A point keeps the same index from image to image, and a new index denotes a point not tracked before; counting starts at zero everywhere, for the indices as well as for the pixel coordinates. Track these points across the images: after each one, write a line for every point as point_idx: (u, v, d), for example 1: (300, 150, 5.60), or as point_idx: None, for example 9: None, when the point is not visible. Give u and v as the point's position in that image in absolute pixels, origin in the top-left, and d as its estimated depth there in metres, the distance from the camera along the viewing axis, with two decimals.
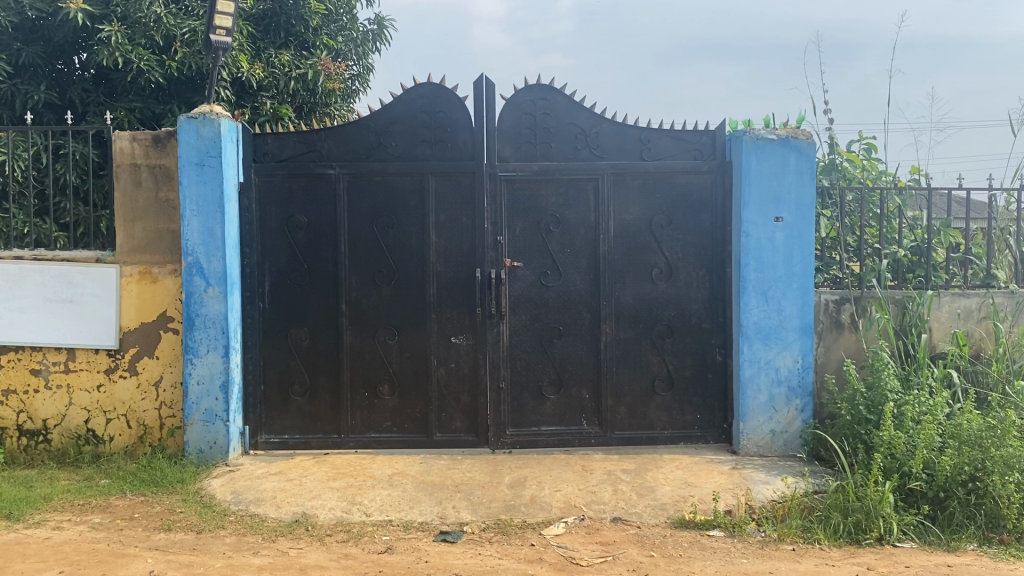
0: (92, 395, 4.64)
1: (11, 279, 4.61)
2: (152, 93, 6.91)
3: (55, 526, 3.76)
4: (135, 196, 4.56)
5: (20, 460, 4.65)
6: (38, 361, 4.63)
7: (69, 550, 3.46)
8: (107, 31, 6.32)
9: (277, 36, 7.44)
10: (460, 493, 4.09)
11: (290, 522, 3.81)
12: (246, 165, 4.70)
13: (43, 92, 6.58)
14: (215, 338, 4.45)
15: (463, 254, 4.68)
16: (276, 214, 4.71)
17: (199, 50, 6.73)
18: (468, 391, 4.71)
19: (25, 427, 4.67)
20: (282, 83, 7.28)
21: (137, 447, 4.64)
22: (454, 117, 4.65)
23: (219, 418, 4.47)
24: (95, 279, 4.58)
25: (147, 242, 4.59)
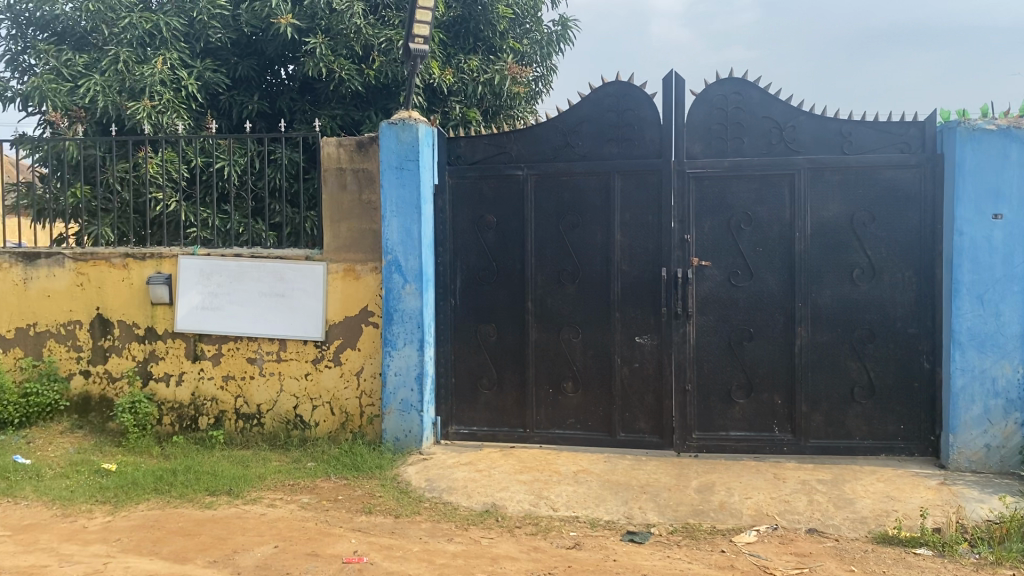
0: (301, 383, 4.97)
1: (232, 275, 5.03)
2: (352, 100, 7.31)
3: (269, 503, 4.05)
4: (342, 198, 4.85)
5: (237, 440, 5.05)
6: (254, 350, 5.02)
7: (282, 527, 3.72)
8: (313, 44, 6.76)
9: (466, 42, 7.67)
10: (647, 494, 4.05)
11: (482, 512, 3.92)
12: (442, 168, 4.89)
13: (256, 102, 7.15)
14: (411, 332, 4.66)
15: (650, 253, 4.62)
16: (468, 214, 4.87)
17: (395, 59, 7.01)
18: (652, 392, 4.66)
19: (242, 411, 5.07)
20: (470, 87, 7.51)
21: (340, 433, 4.92)
22: (642, 115, 4.61)
23: (414, 408, 4.67)
24: (305, 276, 4.92)
25: (351, 241, 4.87)
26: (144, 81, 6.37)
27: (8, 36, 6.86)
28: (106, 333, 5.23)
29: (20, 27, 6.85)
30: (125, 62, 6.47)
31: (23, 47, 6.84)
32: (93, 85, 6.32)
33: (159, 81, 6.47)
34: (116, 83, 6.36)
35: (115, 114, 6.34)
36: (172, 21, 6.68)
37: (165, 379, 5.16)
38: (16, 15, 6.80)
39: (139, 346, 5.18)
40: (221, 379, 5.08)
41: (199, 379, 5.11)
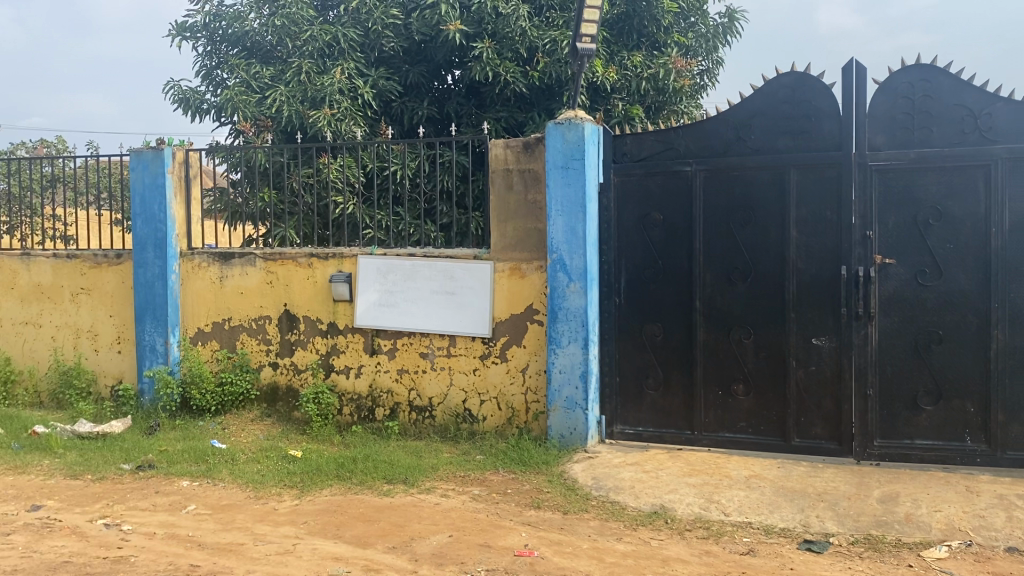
0: (469, 378, 5.10)
1: (405, 273, 5.24)
2: (516, 101, 7.43)
3: (442, 493, 4.19)
4: (509, 198, 4.94)
5: (410, 431, 5.25)
6: (425, 346, 5.20)
7: (456, 517, 3.84)
8: (480, 49, 6.92)
9: (630, 39, 7.62)
10: (825, 502, 3.87)
11: (650, 513, 3.88)
12: (607, 166, 4.88)
13: (426, 108, 7.40)
14: (576, 330, 4.67)
15: (828, 250, 4.42)
16: (634, 212, 4.84)
17: (559, 59, 7.06)
18: (830, 396, 4.45)
19: (414, 403, 5.26)
20: (634, 84, 7.45)
21: (507, 428, 5.01)
22: (819, 106, 4.42)
23: (579, 406, 4.69)
24: (473, 274, 5.04)
25: (517, 240, 4.94)
26: (324, 91, 6.71)
27: (204, 52, 7.42)
28: (291, 328, 5.57)
29: (214, 43, 7.40)
30: (308, 73, 6.87)
31: (217, 62, 7.38)
32: (279, 95, 6.75)
33: (338, 90, 6.80)
34: (299, 93, 6.76)
35: (298, 122, 6.75)
36: (349, 32, 7.02)
37: (345, 371, 5.44)
38: (211, 33, 7.36)
39: (322, 340, 5.49)
40: (396, 372, 5.29)
41: (375, 371, 5.35)
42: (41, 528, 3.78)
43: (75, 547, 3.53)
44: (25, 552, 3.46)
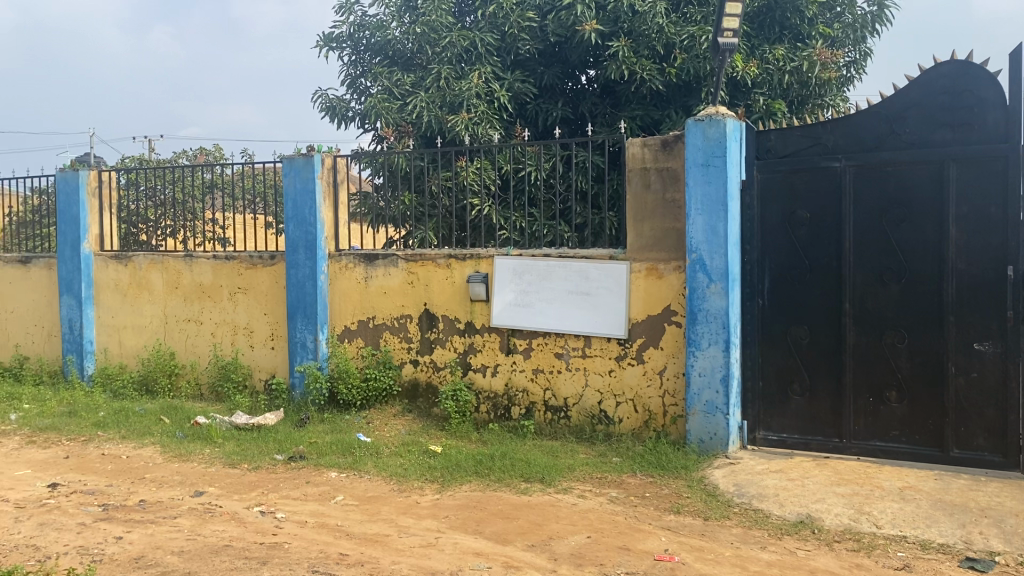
0: (605, 379, 5.07)
1: (541, 274, 5.27)
2: (652, 99, 7.33)
3: (579, 494, 4.19)
4: (646, 197, 4.89)
5: (546, 431, 5.28)
6: (561, 346, 5.21)
7: (594, 518, 3.82)
8: (616, 47, 6.88)
9: (772, 32, 7.40)
10: (988, 519, 3.63)
11: (796, 522, 3.75)
12: (749, 163, 4.76)
13: (561, 109, 7.42)
14: (717, 332, 4.57)
15: (992, 249, 4.14)
16: (778, 210, 4.69)
17: (698, 55, 6.85)
18: (994, 405, 4.17)
19: (550, 403, 5.29)
20: (775, 78, 7.22)
21: (644, 431, 4.96)
22: (983, 96, 4.15)
23: (719, 410, 4.58)
24: (609, 275, 5.02)
25: (654, 240, 4.88)
26: (462, 95, 6.87)
27: (349, 62, 7.71)
28: (431, 327, 5.71)
29: (358, 53, 7.67)
30: (446, 78, 7.04)
31: (361, 71, 7.65)
32: (419, 101, 6.95)
33: (475, 95, 6.94)
34: (438, 98, 6.95)
35: (437, 126, 6.92)
36: (485, 37, 7.14)
37: (482, 370, 5.52)
38: (355, 42, 7.63)
39: (460, 339, 5.60)
40: (532, 372, 5.33)
41: (511, 370, 5.41)
42: (204, 512, 4.03)
43: (235, 532, 3.74)
44: (190, 534, 3.69)
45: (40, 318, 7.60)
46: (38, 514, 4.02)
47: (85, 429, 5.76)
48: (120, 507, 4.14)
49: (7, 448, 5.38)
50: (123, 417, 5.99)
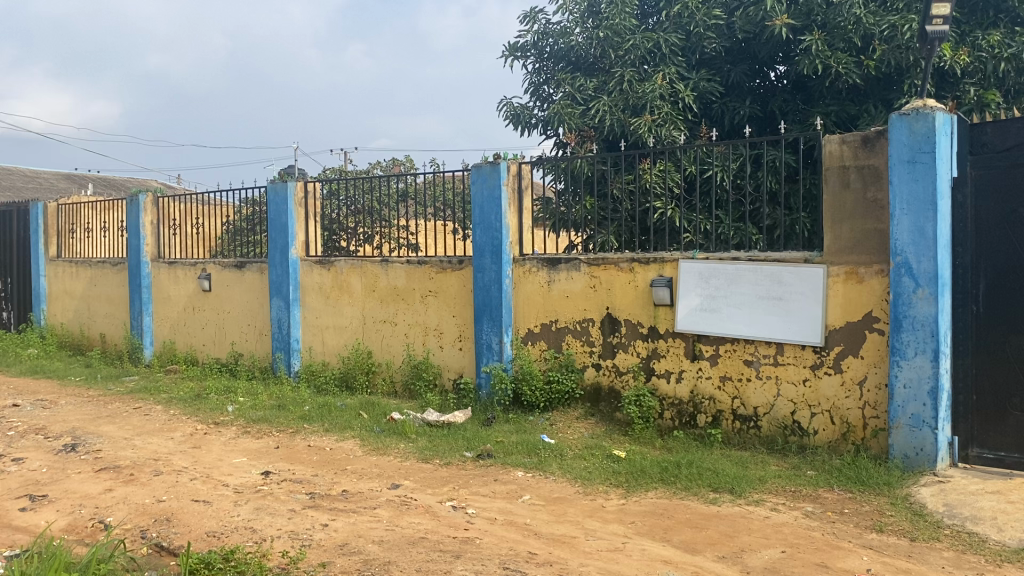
0: (799, 389, 4.87)
1: (730, 278, 5.14)
2: (848, 94, 6.97)
3: (772, 507, 4.04)
4: (844, 197, 4.66)
5: (735, 440, 5.13)
6: (751, 353, 5.06)
7: (788, 533, 3.68)
8: (809, 41, 6.58)
9: (984, 17, 6.85)
10: None
11: (1017, 549, 3.43)
12: (962, 159, 4.42)
13: (749, 107, 7.18)
14: (925, 341, 4.27)
15: None
16: (996, 209, 4.31)
17: (900, 45, 6.42)
18: None
19: (739, 412, 5.13)
20: (989, 66, 6.65)
21: (841, 444, 4.72)
22: None
23: (927, 424, 4.28)
24: (803, 279, 4.81)
25: (854, 243, 4.63)
26: (646, 98, 6.83)
27: (533, 70, 7.84)
28: (614, 331, 5.70)
29: (542, 60, 7.77)
30: (630, 81, 7.01)
31: (544, 78, 7.76)
32: (602, 105, 6.97)
33: (659, 96, 6.87)
34: (621, 102, 6.94)
35: (620, 129, 6.92)
36: (670, 37, 7.06)
37: (666, 376, 5.45)
38: (540, 50, 7.75)
39: (643, 344, 5.55)
40: (719, 379, 5.20)
41: (697, 377, 5.30)
42: (400, 505, 4.22)
43: (429, 525, 3.89)
44: (389, 525, 3.88)
45: (253, 318, 8.25)
46: (254, 498, 4.36)
47: (293, 421, 6.20)
48: (325, 496, 4.41)
49: (227, 437, 5.87)
50: (326, 411, 6.39)
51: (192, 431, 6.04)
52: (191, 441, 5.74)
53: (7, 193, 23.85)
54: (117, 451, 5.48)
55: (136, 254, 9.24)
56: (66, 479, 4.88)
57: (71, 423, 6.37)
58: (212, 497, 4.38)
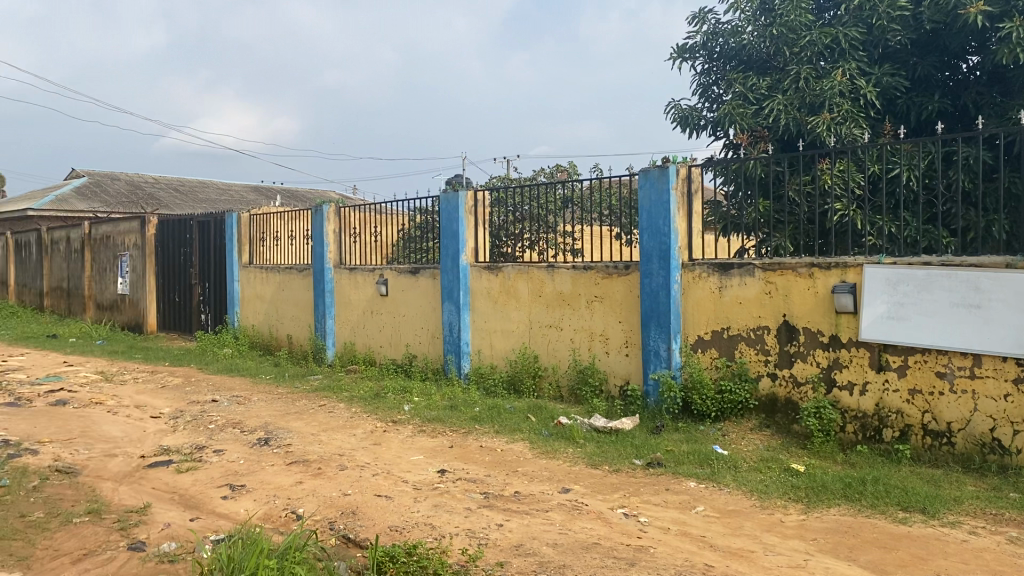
0: (999, 404, 4.55)
1: (920, 284, 4.86)
2: None
3: (970, 530, 3.77)
4: None
5: (925, 458, 4.82)
6: (943, 364, 4.75)
7: (990, 559, 3.42)
8: (1009, 28, 6.05)
9: None
10: None
11: None
12: None
13: (938, 101, 6.73)
14: None
15: None
16: None
17: None
18: None
19: (930, 427, 4.83)
20: None
21: None
22: None
23: None
24: (1003, 285, 4.55)
25: None
26: (824, 95, 6.56)
27: (702, 71, 7.67)
28: (791, 339, 5.49)
29: (712, 61, 7.61)
30: (806, 79, 6.76)
31: (714, 79, 7.58)
32: (776, 105, 6.76)
33: (838, 93, 6.57)
34: (797, 100, 6.71)
35: (796, 129, 6.68)
36: (850, 32, 6.73)
37: (848, 387, 5.20)
38: (709, 51, 7.59)
39: (823, 353, 5.32)
40: (907, 392, 4.91)
41: (883, 389, 5.02)
42: (572, 509, 4.25)
43: (602, 531, 3.90)
44: (562, 528, 3.92)
45: (426, 321, 8.56)
46: (432, 496, 4.53)
47: (465, 422, 6.38)
48: (499, 496, 4.51)
49: (404, 435, 6.13)
50: (496, 414, 6.54)
51: (372, 429, 6.34)
52: (371, 438, 6.03)
53: (203, 204, 25.90)
54: (305, 445, 5.84)
55: (319, 260, 9.80)
56: (262, 471, 5.25)
57: (264, 418, 6.85)
58: (392, 493, 4.58)
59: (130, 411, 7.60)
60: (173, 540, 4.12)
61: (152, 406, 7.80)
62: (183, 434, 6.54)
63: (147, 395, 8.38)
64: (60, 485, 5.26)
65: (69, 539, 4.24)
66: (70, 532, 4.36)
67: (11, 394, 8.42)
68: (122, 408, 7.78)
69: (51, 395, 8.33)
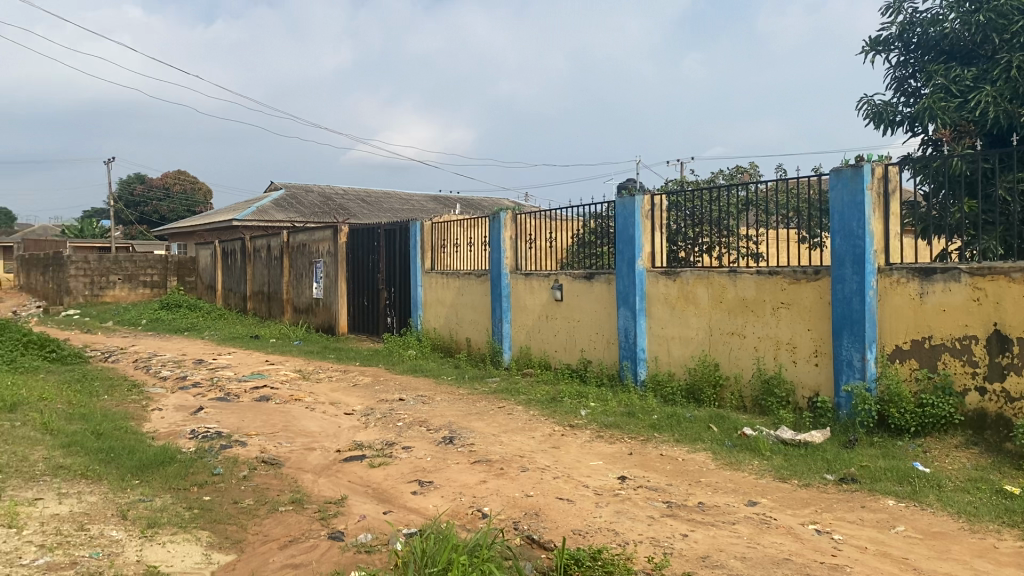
0: None
1: None
2: None
3: None
4: None
5: None
6: None
7: None
8: None
9: None
10: None
11: None
12: None
13: None
14: None
15: None
16: None
17: None
18: None
19: None
20: None
21: None
22: None
23: None
24: None
25: None
26: None
27: (898, 63, 7.24)
28: (1003, 351, 5.12)
29: (909, 52, 7.16)
30: (1018, 67, 6.23)
31: (911, 71, 7.13)
32: (984, 97, 6.26)
33: None
34: (1008, 91, 6.19)
35: (1007, 122, 6.17)
36: None
37: None
38: (906, 41, 7.15)
39: None
40: None
41: None
42: (760, 523, 4.11)
43: (794, 547, 3.75)
44: (750, 542, 3.80)
45: (601, 327, 8.56)
46: (614, 502, 4.52)
47: (645, 429, 6.33)
48: (682, 506, 4.44)
49: (583, 439, 6.16)
50: (675, 421, 6.44)
51: (551, 432, 6.42)
52: (551, 441, 6.11)
53: (386, 214, 27.16)
54: (487, 446, 5.99)
55: (497, 266, 10.04)
56: (447, 469, 5.44)
57: (447, 418, 7.09)
58: (574, 497, 4.62)
59: (325, 407, 8.09)
60: (368, 532, 4.35)
61: (344, 404, 8.27)
62: (373, 431, 6.89)
63: (340, 393, 8.90)
64: (266, 474, 5.68)
65: (276, 526, 4.57)
66: (277, 519, 4.70)
67: (222, 389, 9.18)
68: (317, 404, 8.30)
69: (256, 391, 9.02)
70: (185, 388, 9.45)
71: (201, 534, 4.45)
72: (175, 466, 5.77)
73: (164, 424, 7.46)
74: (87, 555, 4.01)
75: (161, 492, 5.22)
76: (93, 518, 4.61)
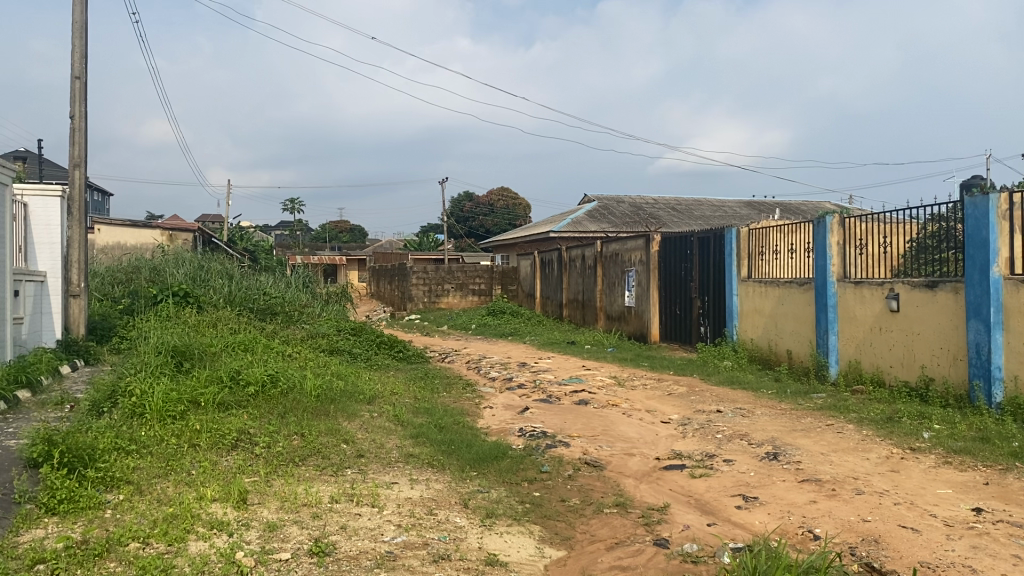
0: None
1: None
2: None
3: None
4: None
5: None
6: None
7: None
8: None
9: None
10: None
11: None
12: None
13: None
14: None
15: None
16: None
17: None
18: None
19: None
20: None
21: None
22: None
23: None
24: None
25: None
26: None
27: None
28: None
29: None
30: None
31: None
32: None
33: None
34: None
35: None
36: None
37: None
38: None
39: None
40: None
41: None
42: None
43: None
44: None
45: (946, 341, 7.76)
46: (969, 535, 4.07)
47: (1002, 457, 5.63)
48: None
49: (926, 464, 5.62)
50: None
51: (888, 454, 5.94)
52: (888, 464, 5.65)
53: (699, 221, 26.90)
54: (816, 465, 5.69)
55: (823, 274, 9.51)
56: (773, 486, 5.24)
57: (770, 433, 6.84)
58: (920, 526, 4.23)
59: (642, 414, 8.18)
60: (694, 542, 4.32)
61: (661, 412, 8.31)
62: (692, 441, 6.84)
63: (656, 401, 8.95)
64: (590, 476, 5.88)
65: (602, 527, 4.70)
66: (603, 520, 4.83)
67: (544, 391, 9.66)
68: (635, 411, 8.42)
69: (575, 395, 9.36)
70: (511, 389, 10.07)
71: (533, 528, 4.71)
72: (507, 461, 6.18)
73: (495, 422, 8.01)
74: (437, 538, 4.42)
75: (496, 485, 5.61)
76: (440, 504, 5.07)
